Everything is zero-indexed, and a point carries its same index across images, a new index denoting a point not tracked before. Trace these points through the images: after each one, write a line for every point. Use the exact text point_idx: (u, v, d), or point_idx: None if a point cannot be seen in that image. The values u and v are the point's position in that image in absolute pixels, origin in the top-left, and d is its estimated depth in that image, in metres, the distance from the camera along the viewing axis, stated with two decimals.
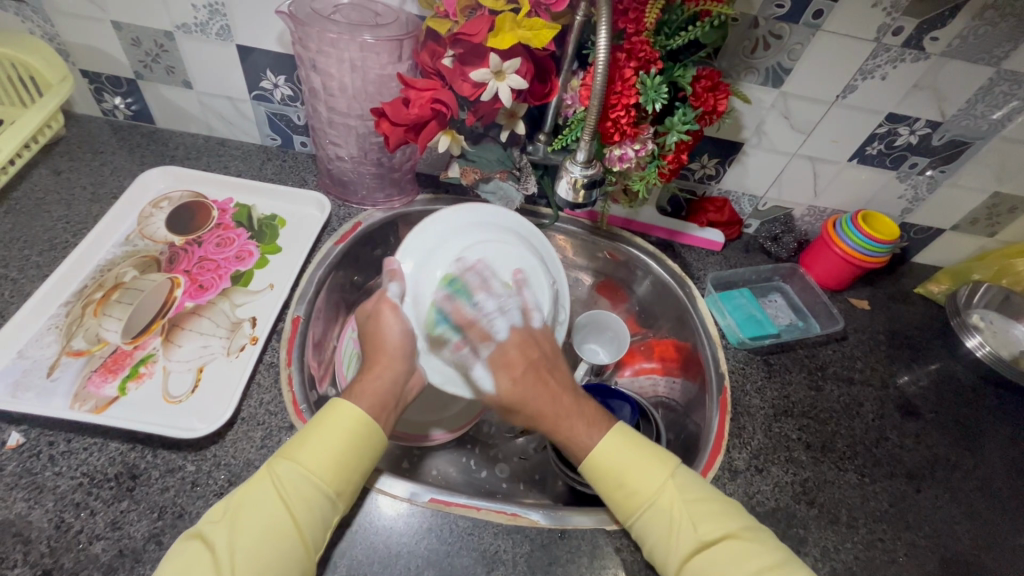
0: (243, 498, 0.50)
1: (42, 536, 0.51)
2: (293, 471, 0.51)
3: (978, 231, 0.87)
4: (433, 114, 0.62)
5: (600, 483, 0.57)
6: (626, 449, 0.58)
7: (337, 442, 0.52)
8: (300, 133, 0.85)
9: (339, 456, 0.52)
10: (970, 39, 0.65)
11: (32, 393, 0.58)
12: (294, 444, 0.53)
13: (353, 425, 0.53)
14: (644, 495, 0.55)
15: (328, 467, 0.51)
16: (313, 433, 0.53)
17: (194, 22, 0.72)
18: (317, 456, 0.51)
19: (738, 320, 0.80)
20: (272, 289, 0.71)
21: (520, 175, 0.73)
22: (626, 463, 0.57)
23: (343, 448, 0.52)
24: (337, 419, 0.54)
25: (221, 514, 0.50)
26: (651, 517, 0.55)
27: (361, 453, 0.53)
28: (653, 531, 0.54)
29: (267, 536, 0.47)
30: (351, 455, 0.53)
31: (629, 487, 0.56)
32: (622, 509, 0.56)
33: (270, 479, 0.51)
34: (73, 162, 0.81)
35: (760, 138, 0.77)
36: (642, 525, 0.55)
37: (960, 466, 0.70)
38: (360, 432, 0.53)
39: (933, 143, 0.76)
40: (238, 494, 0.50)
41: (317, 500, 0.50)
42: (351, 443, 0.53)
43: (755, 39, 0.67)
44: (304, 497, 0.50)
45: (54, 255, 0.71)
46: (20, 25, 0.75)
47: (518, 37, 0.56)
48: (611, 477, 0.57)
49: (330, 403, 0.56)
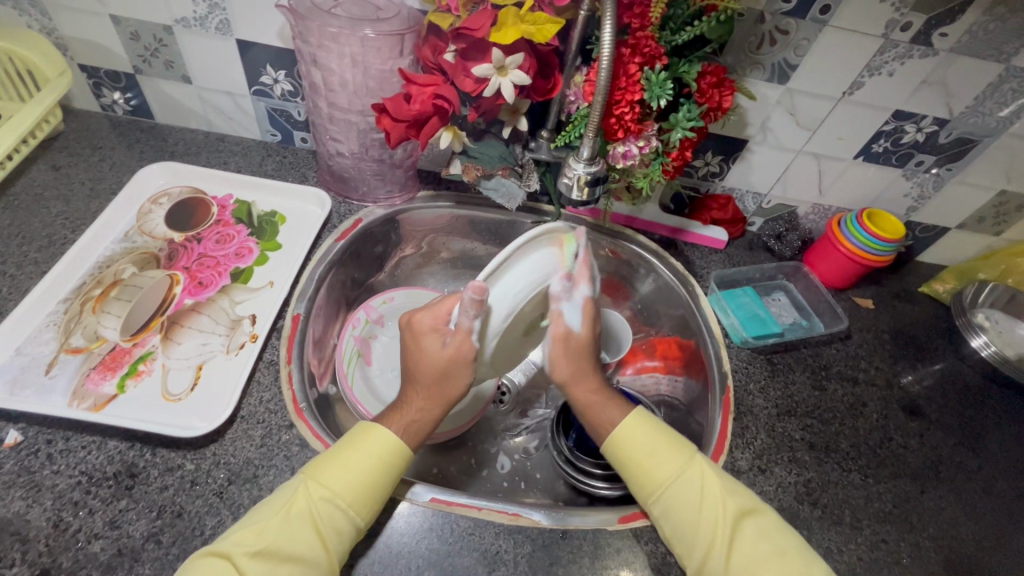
0: (274, 522, 0.50)
1: (41, 535, 0.50)
2: (327, 497, 0.51)
3: (985, 229, 0.86)
4: (435, 110, 0.61)
5: (623, 462, 0.60)
6: (650, 427, 0.61)
7: (372, 465, 0.53)
8: (300, 128, 0.84)
9: (372, 483, 0.53)
10: (979, 35, 0.65)
11: (30, 390, 0.58)
12: (326, 467, 0.53)
13: (388, 452, 0.55)
14: (666, 477, 0.57)
15: (361, 495, 0.52)
16: (345, 450, 0.54)
17: (193, 16, 0.72)
18: (353, 481, 0.52)
19: (741, 318, 0.79)
20: (271, 286, 0.70)
21: (521, 172, 0.72)
22: (650, 443, 0.59)
23: (377, 475, 0.53)
24: (371, 440, 0.55)
25: (244, 533, 0.49)
26: (677, 492, 0.56)
27: (391, 479, 0.55)
28: (678, 509, 0.55)
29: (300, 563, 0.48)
30: (383, 482, 0.54)
31: (653, 467, 0.58)
32: (648, 486, 0.57)
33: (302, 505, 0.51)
34: (72, 158, 0.80)
35: (765, 135, 0.77)
36: (666, 505, 0.56)
37: (964, 467, 0.70)
38: (393, 460, 0.55)
39: (940, 140, 0.75)
40: (266, 517, 0.50)
41: (347, 528, 0.51)
42: (379, 461, 0.54)
43: (761, 34, 0.66)
44: (336, 526, 0.50)
45: (52, 252, 0.70)
46: (18, 19, 0.75)
47: (522, 32, 0.55)
48: (632, 461, 0.59)
49: (362, 426, 0.57)
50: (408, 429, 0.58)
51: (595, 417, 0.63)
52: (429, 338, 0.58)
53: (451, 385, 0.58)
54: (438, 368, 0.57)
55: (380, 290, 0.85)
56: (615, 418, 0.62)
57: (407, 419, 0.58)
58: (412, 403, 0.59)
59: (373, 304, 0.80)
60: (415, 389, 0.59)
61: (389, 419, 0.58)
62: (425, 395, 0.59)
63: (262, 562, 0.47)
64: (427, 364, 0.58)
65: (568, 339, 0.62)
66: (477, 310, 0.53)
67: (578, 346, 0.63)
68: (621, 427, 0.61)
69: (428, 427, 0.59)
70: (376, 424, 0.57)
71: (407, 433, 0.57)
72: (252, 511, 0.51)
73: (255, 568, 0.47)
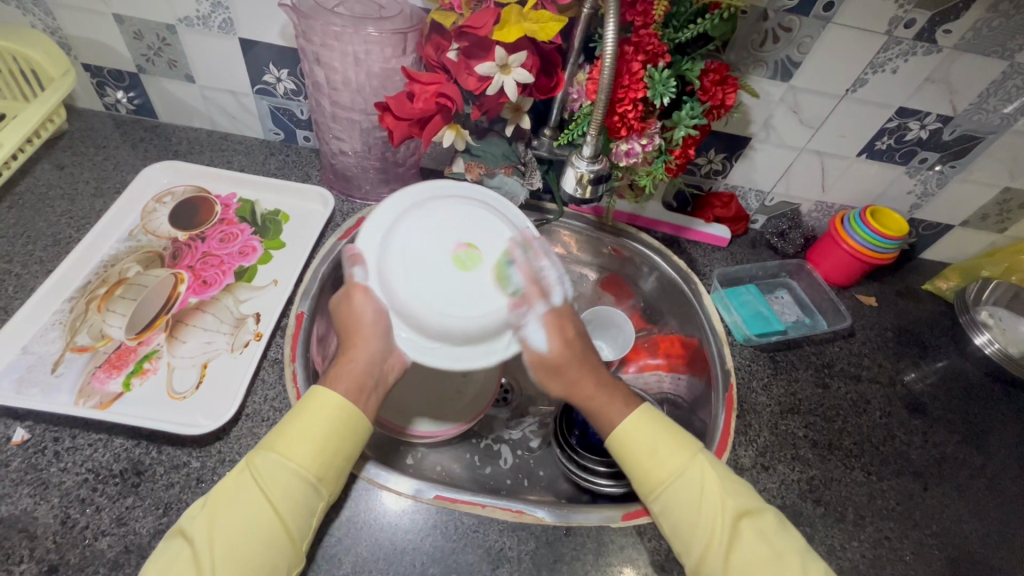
0: (222, 493, 0.50)
1: (48, 532, 0.51)
2: (272, 461, 0.51)
3: (989, 226, 0.86)
4: (438, 108, 0.61)
5: (624, 460, 0.59)
6: (654, 427, 0.59)
7: (319, 433, 0.52)
8: (303, 127, 0.84)
9: (319, 443, 0.52)
10: (983, 32, 0.64)
11: (37, 389, 0.58)
12: (274, 436, 0.53)
13: (331, 413, 0.53)
14: (674, 470, 0.56)
15: (308, 455, 0.51)
16: (294, 422, 0.53)
17: (197, 15, 0.72)
18: (302, 448, 0.51)
19: (744, 316, 0.79)
20: (276, 285, 0.71)
21: (525, 170, 0.72)
22: (651, 440, 0.58)
23: (322, 435, 0.52)
24: (316, 409, 0.53)
25: (199, 509, 0.50)
26: (679, 494, 0.55)
27: (342, 439, 0.53)
28: (681, 506, 0.55)
29: (250, 527, 0.48)
30: (330, 441, 0.52)
31: (659, 463, 0.57)
32: (648, 484, 0.57)
33: (249, 472, 0.50)
34: (76, 157, 0.81)
35: (768, 133, 0.77)
36: (668, 501, 0.56)
37: (968, 464, 0.70)
38: (340, 426, 0.53)
39: (944, 138, 0.75)
40: (217, 488, 0.50)
41: (297, 488, 0.50)
42: (327, 430, 0.52)
43: (764, 31, 0.66)
44: (282, 487, 0.50)
45: (57, 250, 0.70)
46: (22, 19, 0.75)
47: (524, 30, 0.56)
48: (639, 454, 0.58)
49: (310, 392, 0.55)
50: (355, 384, 0.56)
51: (595, 408, 0.61)
52: (361, 296, 0.59)
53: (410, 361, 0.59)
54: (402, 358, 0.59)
55: None
56: (618, 417, 0.60)
57: (352, 372, 0.56)
58: (358, 359, 0.57)
59: None
60: (356, 344, 0.58)
61: (337, 373, 0.56)
62: (358, 352, 0.57)
63: (212, 532, 0.48)
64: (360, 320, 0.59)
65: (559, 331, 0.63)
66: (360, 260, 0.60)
67: (557, 364, 0.62)
68: (621, 426, 0.59)
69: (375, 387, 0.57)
70: (319, 388, 0.55)
71: (353, 389, 0.55)
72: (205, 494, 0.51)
73: (206, 538, 0.47)
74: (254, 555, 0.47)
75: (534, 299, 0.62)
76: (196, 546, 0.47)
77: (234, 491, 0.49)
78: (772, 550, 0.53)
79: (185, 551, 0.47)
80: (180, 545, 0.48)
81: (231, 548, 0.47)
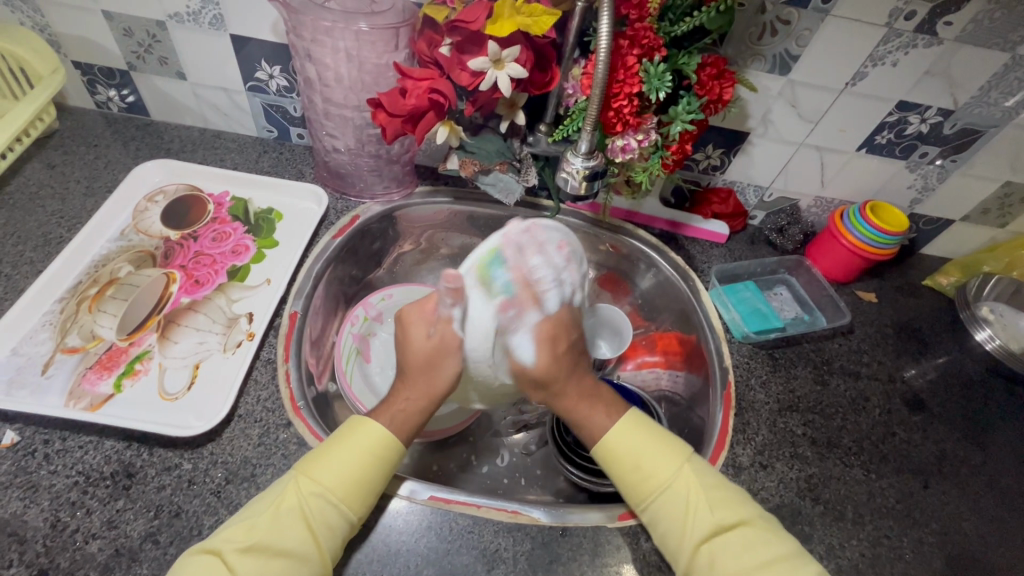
0: (264, 519, 0.49)
1: (38, 536, 0.50)
2: (316, 492, 0.51)
3: (989, 221, 0.85)
4: (431, 105, 0.60)
5: (611, 467, 0.59)
6: (636, 432, 0.59)
7: (362, 461, 0.53)
8: (296, 124, 0.83)
9: (364, 478, 0.52)
10: (984, 23, 0.63)
11: (27, 390, 0.57)
12: (316, 461, 0.53)
13: (377, 446, 0.54)
14: (658, 481, 0.56)
15: (352, 489, 0.52)
16: (335, 450, 0.53)
17: (186, 11, 0.71)
18: (344, 476, 0.52)
19: (742, 313, 0.78)
20: (269, 284, 0.70)
21: (520, 167, 0.71)
22: (637, 448, 0.58)
23: (368, 469, 0.53)
24: (359, 439, 0.54)
25: (235, 532, 0.49)
26: (663, 500, 0.55)
27: (383, 471, 0.54)
28: (666, 519, 0.55)
29: (291, 557, 0.48)
30: (374, 476, 0.53)
31: (644, 471, 0.57)
32: (634, 492, 0.57)
33: (291, 501, 0.50)
34: (67, 156, 0.80)
35: (767, 127, 0.76)
36: (654, 512, 0.55)
37: (968, 461, 0.69)
38: (382, 453, 0.54)
39: (944, 131, 0.74)
40: (257, 514, 0.50)
41: (338, 523, 0.50)
42: (369, 459, 0.53)
43: (763, 24, 0.65)
44: (326, 521, 0.50)
45: (48, 251, 0.70)
46: (10, 16, 0.74)
47: (518, 24, 0.55)
48: (624, 462, 0.58)
49: (350, 422, 0.56)
50: (395, 418, 0.57)
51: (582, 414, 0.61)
52: (415, 328, 0.59)
53: (438, 376, 0.58)
54: (425, 355, 0.58)
55: (379, 287, 0.84)
56: (606, 421, 0.61)
57: (394, 409, 0.57)
58: (401, 395, 0.58)
59: (371, 302, 0.79)
60: (406, 381, 0.59)
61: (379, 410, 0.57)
62: (414, 388, 0.58)
63: (251, 559, 0.47)
64: (415, 352, 0.58)
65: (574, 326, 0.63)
66: (456, 299, 0.55)
67: (565, 348, 0.61)
68: (610, 433, 0.59)
69: (417, 421, 0.58)
70: (362, 417, 0.56)
71: (395, 423, 0.56)
72: (238, 518, 0.50)
73: (244, 565, 0.47)
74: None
75: (527, 306, 0.58)
76: (234, 571, 0.47)
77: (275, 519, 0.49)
78: (758, 558, 0.52)
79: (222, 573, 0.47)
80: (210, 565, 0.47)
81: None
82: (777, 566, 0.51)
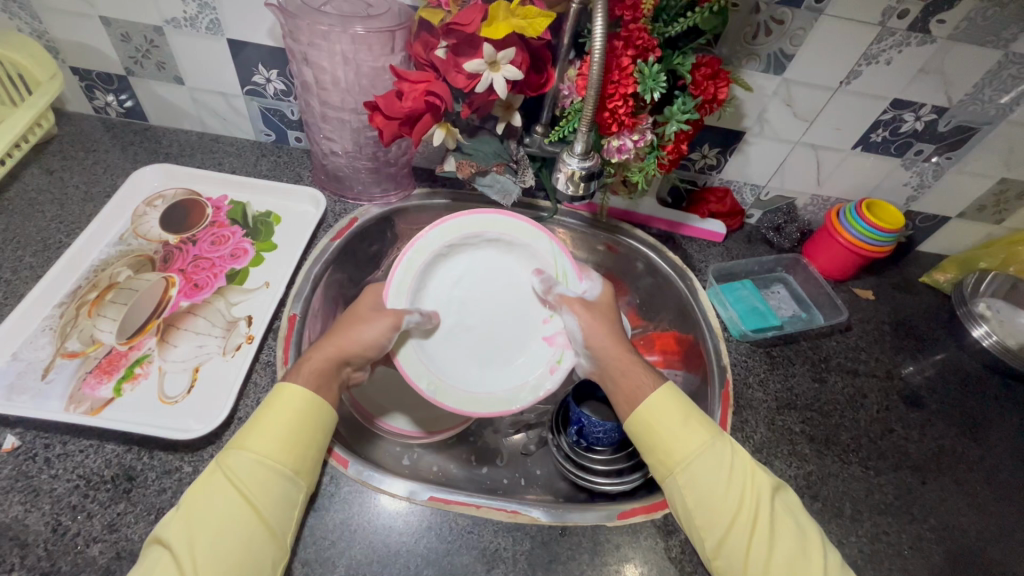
0: (195, 493, 0.50)
1: (40, 540, 0.50)
2: (244, 456, 0.51)
3: (986, 218, 0.85)
4: (427, 107, 0.60)
5: (654, 433, 0.58)
6: (677, 404, 0.60)
7: (290, 422, 0.54)
8: (294, 128, 0.84)
9: (292, 436, 0.53)
10: (978, 21, 0.64)
11: (27, 395, 0.58)
12: (246, 432, 0.53)
13: (299, 405, 0.54)
14: (706, 440, 0.58)
15: (283, 446, 0.53)
16: (261, 419, 0.54)
17: (183, 16, 0.71)
18: (274, 439, 0.53)
19: (740, 311, 0.78)
20: (268, 287, 0.70)
21: (517, 168, 0.72)
22: (683, 412, 0.60)
23: (291, 427, 0.54)
24: (283, 402, 0.54)
25: (173, 516, 0.49)
26: (713, 462, 0.57)
27: (312, 431, 0.55)
28: (711, 477, 0.56)
29: (229, 524, 0.48)
30: (301, 431, 0.54)
31: (693, 433, 0.58)
32: (679, 456, 0.57)
33: (221, 473, 0.51)
34: (66, 161, 0.80)
35: (762, 126, 0.76)
36: (700, 471, 0.56)
37: (966, 457, 0.70)
38: (308, 411, 0.55)
39: (939, 128, 0.74)
40: (187, 490, 0.50)
41: (275, 479, 0.51)
42: (297, 421, 0.54)
43: (757, 24, 0.66)
44: (258, 478, 0.51)
45: (47, 256, 0.70)
46: (8, 22, 0.74)
47: (513, 26, 0.55)
48: (677, 421, 0.59)
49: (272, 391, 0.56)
50: (307, 374, 0.57)
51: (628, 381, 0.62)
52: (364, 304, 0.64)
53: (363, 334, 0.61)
54: (356, 317, 0.63)
55: None
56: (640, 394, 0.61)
57: (307, 367, 0.58)
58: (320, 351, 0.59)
59: None
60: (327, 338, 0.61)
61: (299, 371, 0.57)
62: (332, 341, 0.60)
63: (187, 533, 0.47)
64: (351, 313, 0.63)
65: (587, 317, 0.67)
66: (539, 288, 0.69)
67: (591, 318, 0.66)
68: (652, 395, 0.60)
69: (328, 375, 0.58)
70: (285, 382, 0.56)
71: (309, 377, 0.57)
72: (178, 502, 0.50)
73: (186, 542, 0.47)
74: (237, 549, 0.47)
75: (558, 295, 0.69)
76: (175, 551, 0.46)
77: (210, 494, 0.49)
78: (793, 523, 0.55)
79: (165, 554, 0.47)
80: (159, 552, 0.47)
81: (212, 542, 0.47)
82: (804, 530, 0.55)
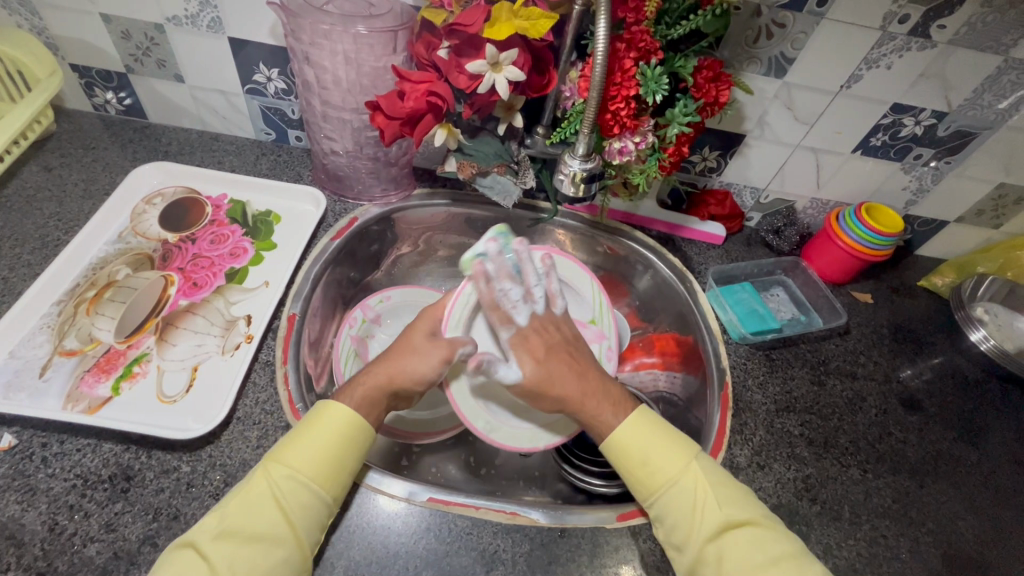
0: (237, 501, 0.50)
1: (36, 539, 0.50)
2: (287, 474, 0.51)
3: (984, 222, 0.85)
4: (429, 107, 0.60)
5: (622, 465, 0.59)
6: (651, 431, 0.59)
7: (330, 444, 0.53)
8: (294, 127, 0.84)
9: (333, 458, 0.53)
10: (977, 27, 0.64)
11: (25, 394, 0.57)
12: (287, 447, 0.53)
13: (344, 426, 0.54)
14: (667, 475, 0.57)
15: (325, 468, 0.52)
16: (304, 435, 0.54)
17: (184, 14, 0.71)
18: (314, 459, 0.52)
19: (739, 314, 0.78)
20: (267, 286, 0.70)
21: (518, 169, 0.72)
22: (647, 446, 0.58)
23: (334, 449, 0.53)
24: (326, 423, 0.54)
25: (213, 519, 0.49)
26: (676, 495, 0.56)
27: (352, 452, 0.54)
28: (674, 513, 0.55)
29: (263, 540, 0.48)
30: (342, 455, 0.53)
31: (653, 467, 0.57)
32: (644, 491, 0.57)
33: (265, 483, 0.51)
34: (64, 159, 0.80)
35: (763, 130, 0.76)
36: (663, 507, 0.56)
37: (963, 461, 0.70)
38: (349, 434, 0.54)
39: (939, 134, 0.75)
40: (230, 495, 0.51)
41: (311, 500, 0.51)
42: (337, 443, 0.53)
43: (758, 27, 0.66)
44: (298, 499, 0.50)
45: (45, 253, 0.70)
46: (7, 18, 0.74)
47: (515, 27, 0.55)
48: (632, 458, 0.58)
49: (318, 406, 0.56)
50: (361, 401, 0.57)
51: (589, 414, 0.61)
52: (419, 336, 0.63)
53: (410, 364, 0.60)
54: (413, 345, 0.62)
55: (377, 288, 0.84)
56: (614, 418, 0.60)
57: (357, 394, 0.57)
58: (370, 375, 0.59)
59: (370, 303, 0.79)
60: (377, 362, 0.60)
61: (350, 396, 0.57)
62: (382, 363, 0.60)
63: (224, 543, 0.47)
64: (410, 338, 0.63)
65: (530, 355, 0.62)
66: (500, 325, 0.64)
67: (533, 390, 0.61)
68: (617, 429, 0.59)
69: (379, 409, 0.58)
70: (331, 401, 0.56)
71: (361, 405, 0.57)
72: (218, 504, 0.51)
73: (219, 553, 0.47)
74: (267, 567, 0.47)
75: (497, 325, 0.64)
76: (208, 558, 0.46)
77: (251, 505, 0.49)
78: (766, 556, 0.52)
79: (197, 559, 0.47)
80: (190, 555, 0.47)
81: (245, 558, 0.47)
82: (785, 565, 0.51)
